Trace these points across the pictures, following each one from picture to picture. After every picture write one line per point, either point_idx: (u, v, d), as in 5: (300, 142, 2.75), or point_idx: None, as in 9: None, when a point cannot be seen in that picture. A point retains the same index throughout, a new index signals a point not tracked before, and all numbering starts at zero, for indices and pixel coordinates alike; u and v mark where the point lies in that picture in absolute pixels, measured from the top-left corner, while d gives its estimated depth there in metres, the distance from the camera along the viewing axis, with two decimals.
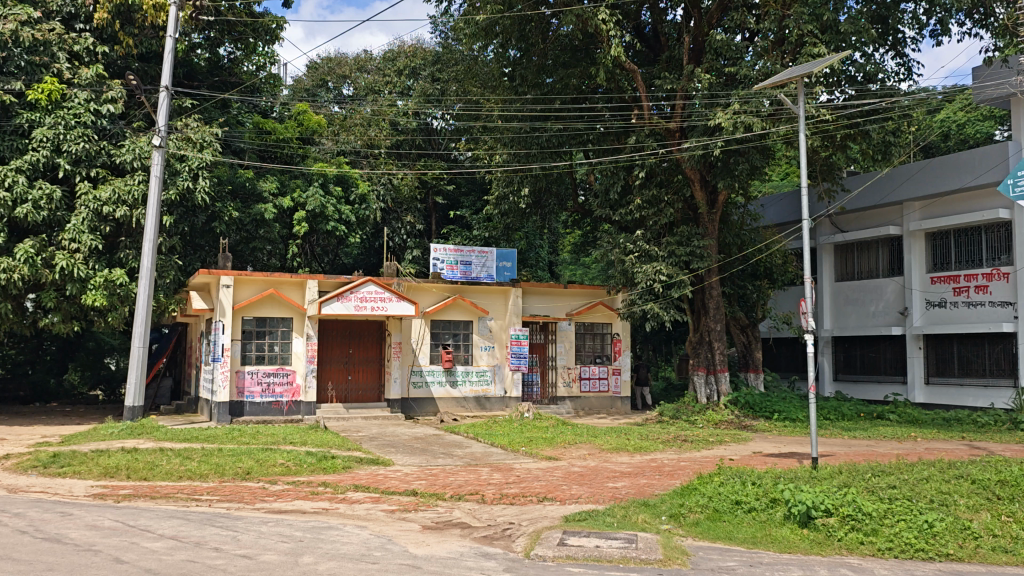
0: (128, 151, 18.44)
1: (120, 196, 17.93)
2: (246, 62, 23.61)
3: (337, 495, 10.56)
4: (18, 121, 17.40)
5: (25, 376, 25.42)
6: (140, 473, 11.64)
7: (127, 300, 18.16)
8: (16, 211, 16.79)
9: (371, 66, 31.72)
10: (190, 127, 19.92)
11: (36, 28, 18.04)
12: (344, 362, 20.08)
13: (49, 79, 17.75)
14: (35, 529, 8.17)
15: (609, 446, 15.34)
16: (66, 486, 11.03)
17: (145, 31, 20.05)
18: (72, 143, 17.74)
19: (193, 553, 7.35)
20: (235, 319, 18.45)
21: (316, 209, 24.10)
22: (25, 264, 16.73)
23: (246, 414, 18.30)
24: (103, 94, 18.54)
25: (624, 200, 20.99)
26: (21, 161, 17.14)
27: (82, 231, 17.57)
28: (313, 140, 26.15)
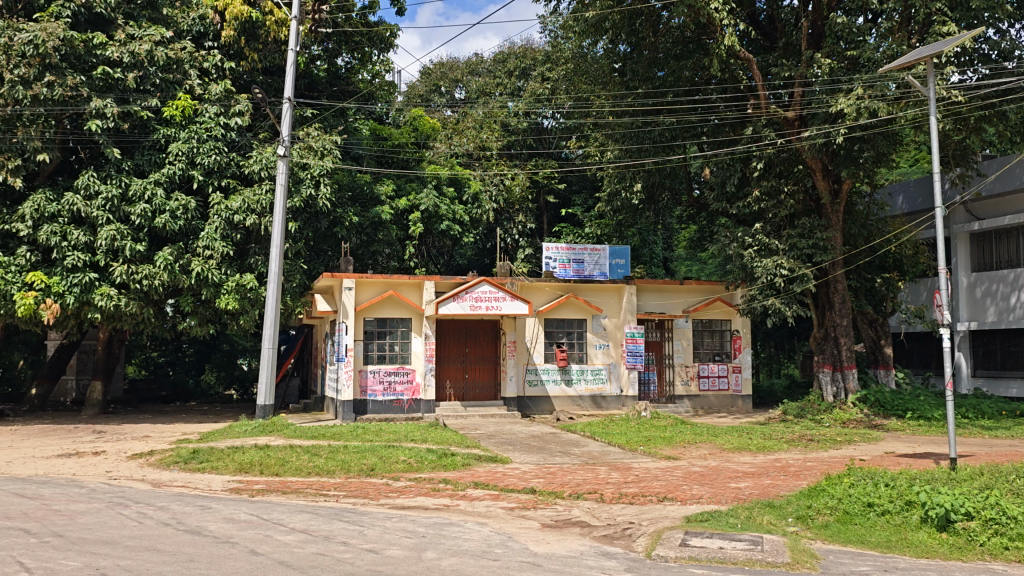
0: (256, 162, 19.28)
1: (249, 205, 18.82)
2: (362, 70, 24.32)
3: (458, 492, 10.74)
4: (156, 137, 18.56)
5: (167, 376, 27.13)
6: (272, 468, 12.19)
7: (257, 304, 19.02)
8: (156, 221, 17.87)
9: (482, 69, 32.37)
10: (311, 136, 20.74)
11: (169, 47, 19.00)
12: (461, 361, 20.38)
13: (183, 96, 18.81)
14: (177, 522, 8.67)
15: (731, 446, 14.98)
16: (205, 480, 11.66)
17: (268, 46, 20.72)
18: (205, 156, 18.70)
19: (322, 547, 7.63)
20: (357, 319, 19.06)
21: (430, 209, 24.42)
22: (165, 271, 17.79)
23: (369, 413, 18.89)
24: (231, 108, 19.41)
25: (742, 192, 20.31)
26: (160, 174, 18.26)
27: (214, 239, 18.47)
28: (428, 146, 26.70)
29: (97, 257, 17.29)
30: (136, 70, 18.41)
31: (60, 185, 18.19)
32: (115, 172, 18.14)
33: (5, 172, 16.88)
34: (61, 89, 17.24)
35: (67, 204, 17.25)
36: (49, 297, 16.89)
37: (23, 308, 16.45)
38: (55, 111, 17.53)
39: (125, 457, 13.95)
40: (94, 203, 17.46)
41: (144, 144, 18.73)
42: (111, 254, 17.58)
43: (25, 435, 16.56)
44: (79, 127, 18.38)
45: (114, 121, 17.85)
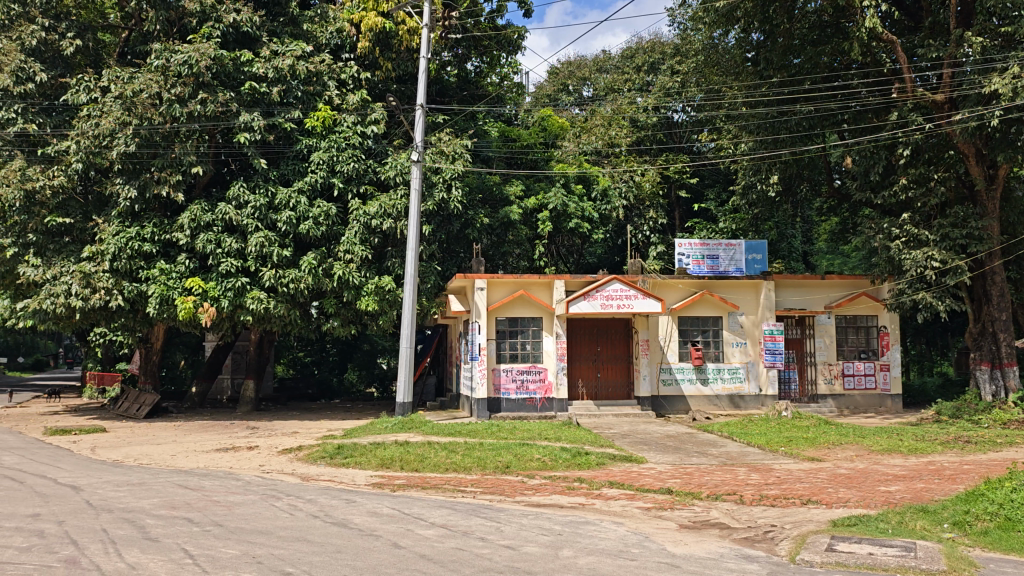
0: (391, 168, 19.90)
1: (386, 210, 19.40)
2: (491, 73, 24.70)
3: (593, 491, 10.73)
4: (300, 147, 19.49)
5: (312, 375, 28.52)
6: (412, 464, 12.57)
7: (395, 305, 19.66)
8: (300, 227, 18.77)
9: (609, 66, 32.48)
10: (443, 141, 21.22)
11: (309, 61, 19.82)
12: (593, 360, 20.33)
13: (323, 107, 19.63)
14: (326, 514, 9.08)
15: (879, 447, 14.29)
16: (349, 475, 12.13)
17: (402, 56, 21.23)
18: (344, 163, 19.41)
19: (462, 542, 7.81)
20: (490, 319, 19.38)
21: (559, 208, 24.47)
22: (309, 274, 18.64)
23: (503, 411, 19.17)
24: (368, 117, 20.15)
25: (887, 181, 19.28)
26: (303, 183, 19.16)
27: (354, 243, 19.17)
28: (557, 145, 26.76)
29: (248, 263, 18.33)
30: (280, 84, 19.38)
31: (214, 196, 19.38)
32: (263, 182, 19.17)
33: (167, 185, 18.18)
34: (212, 105, 18.37)
35: (220, 214, 18.39)
36: (206, 301, 18.06)
37: (184, 311, 17.67)
38: (208, 127, 18.70)
39: (276, 451, 14.72)
40: (244, 212, 18.51)
41: (288, 154, 19.70)
42: (261, 260, 18.59)
43: (187, 430, 17.76)
44: (230, 141, 19.55)
45: (261, 134, 18.86)
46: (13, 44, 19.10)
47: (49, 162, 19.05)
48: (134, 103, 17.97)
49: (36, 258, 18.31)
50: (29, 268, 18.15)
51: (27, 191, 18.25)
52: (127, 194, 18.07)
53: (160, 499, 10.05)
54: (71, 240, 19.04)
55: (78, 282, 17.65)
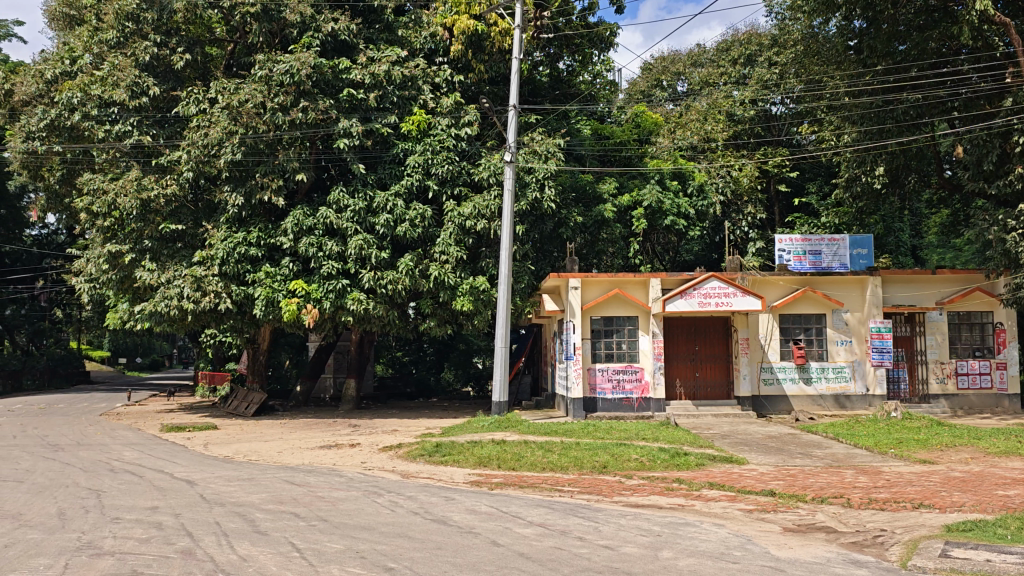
0: (485, 169, 20.04)
1: (480, 211, 19.56)
2: (583, 72, 24.73)
3: (693, 492, 10.57)
4: (396, 151, 19.88)
5: (410, 374, 29.03)
6: (509, 463, 12.64)
7: (489, 305, 19.83)
8: (398, 229, 19.11)
9: (704, 60, 32.17)
10: (536, 141, 21.27)
11: (404, 66, 20.13)
12: (692, 359, 20.00)
13: (418, 111, 19.92)
14: (426, 511, 9.23)
15: (997, 450, 13.55)
16: (448, 473, 12.30)
17: (494, 57, 21.34)
18: (439, 166, 19.68)
19: (560, 541, 7.80)
20: (585, 319, 19.32)
21: (654, 205, 24.11)
22: (407, 275, 18.97)
23: (599, 410, 19.08)
24: (461, 119, 20.31)
25: (1002, 170, 18.28)
26: (400, 186, 19.52)
27: (449, 244, 19.40)
28: (652, 141, 26.41)
29: (348, 265, 18.81)
30: (376, 90, 19.78)
31: (315, 201, 19.95)
32: (361, 186, 19.63)
33: (270, 192, 18.85)
34: (314, 112, 18.93)
35: (321, 218, 18.90)
36: (309, 302, 18.67)
37: (289, 313, 18.30)
38: (309, 134, 19.29)
39: (377, 449, 15.05)
40: (344, 216, 19.00)
41: (385, 158, 20.13)
42: (360, 262, 19.01)
43: (292, 428, 18.34)
44: (329, 147, 20.13)
45: (359, 139, 19.30)
46: (128, 60, 20.16)
47: (162, 172, 20.01)
48: (240, 113, 18.67)
49: (152, 263, 19.28)
50: (146, 272, 19.13)
51: (143, 200, 19.22)
52: (235, 201, 18.83)
53: (268, 493, 10.43)
54: (183, 245, 19.95)
55: (190, 285, 18.45)
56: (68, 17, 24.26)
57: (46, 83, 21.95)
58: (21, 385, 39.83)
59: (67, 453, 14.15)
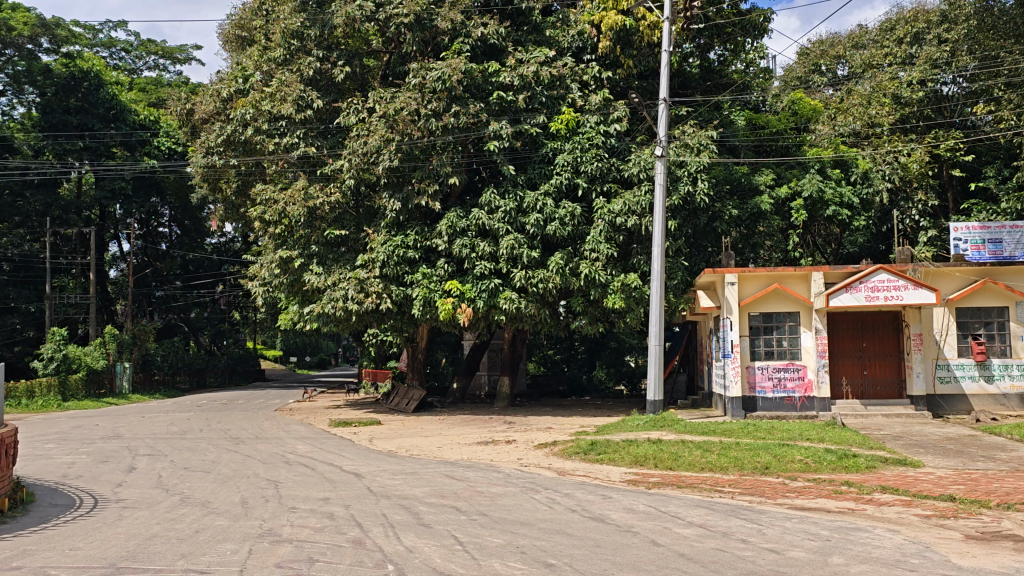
0: (635, 164, 19.79)
1: (630, 207, 19.37)
2: (735, 61, 24.24)
3: (863, 495, 10.05)
4: (545, 151, 20.06)
5: (563, 372, 29.14)
6: (666, 462, 12.47)
7: (642, 302, 19.68)
8: (548, 228, 19.23)
9: (866, 42, 30.58)
10: (687, 134, 20.85)
11: (553, 65, 20.22)
12: (859, 356, 18.98)
13: (567, 109, 19.96)
14: (584, 509, 9.25)
15: None
16: (605, 471, 12.30)
17: (643, 51, 21.05)
18: (588, 164, 19.65)
19: (722, 543, 7.62)
20: (742, 315, 18.75)
21: (814, 195, 22.91)
22: (558, 274, 19.10)
23: (759, 410, 18.52)
24: (610, 115, 20.21)
25: None
26: (549, 185, 19.66)
27: (599, 242, 19.33)
28: (810, 129, 25.32)
29: (501, 265, 19.14)
30: (525, 91, 20.01)
31: (468, 203, 20.45)
32: (512, 187, 19.95)
33: (426, 196, 19.48)
34: (465, 116, 19.41)
35: (473, 219, 19.32)
36: (463, 302, 19.15)
37: (444, 313, 18.87)
38: (461, 138, 19.81)
39: (532, 446, 15.24)
40: (495, 217, 19.34)
41: (535, 159, 20.37)
42: (512, 261, 19.28)
43: (450, 424, 18.86)
44: (481, 150, 20.56)
45: (509, 141, 19.59)
46: (294, 75, 21.39)
47: (326, 180, 21.06)
48: (396, 121, 19.35)
49: (319, 267, 20.33)
50: (313, 275, 20.21)
51: (309, 208, 20.33)
52: (393, 207, 19.58)
53: (431, 488, 10.77)
54: (346, 250, 20.90)
55: (353, 287, 19.33)
56: (240, 38, 26.03)
57: (222, 101, 23.62)
58: (206, 382, 43.06)
59: (247, 446, 15.19)
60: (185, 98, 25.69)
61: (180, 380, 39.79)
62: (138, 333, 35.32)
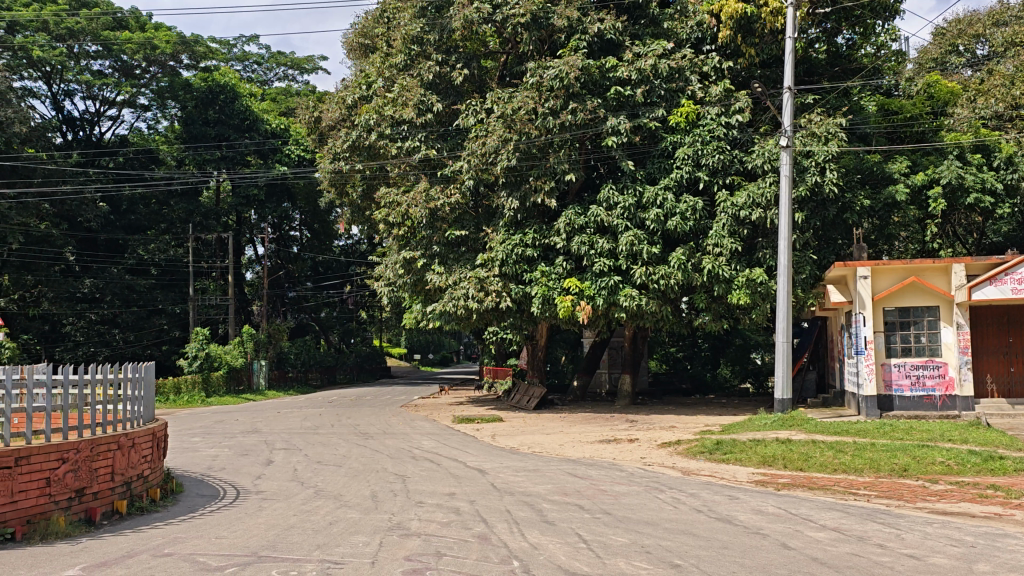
0: (759, 155, 19.21)
1: (754, 199, 18.83)
2: (865, 44, 23.61)
3: (1011, 500, 9.42)
4: (665, 145, 19.75)
5: (687, 370, 28.67)
6: (796, 463, 12.07)
7: (767, 297, 19.13)
8: (668, 224, 18.96)
9: (1010, 17, 28.60)
10: (814, 122, 20.07)
11: (671, 58, 19.85)
12: (1005, 352, 17.89)
13: (686, 102, 19.57)
14: (710, 509, 9.07)
15: None
16: (732, 471, 12.02)
17: (765, 39, 20.40)
18: (709, 156, 19.27)
19: (857, 547, 7.31)
20: (876, 310, 17.93)
21: (953, 183, 21.32)
22: (679, 270, 18.80)
23: (896, 409, 17.63)
24: (731, 106, 19.63)
25: None
26: (669, 180, 19.37)
27: (723, 236, 18.91)
28: (948, 113, 23.53)
29: (620, 262, 18.99)
30: (643, 85, 19.70)
31: (587, 199, 20.42)
32: (631, 182, 19.74)
33: (543, 194, 19.54)
34: (582, 114, 19.31)
35: (592, 216, 19.27)
36: (583, 300, 19.13)
37: (564, 310, 18.93)
38: (579, 135, 19.72)
39: (655, 445, 15.05)
40: (614, 213, 19.22)
41: (654, 153, 20.10)
42: (631, 258, 19.11)
43: (572, 421, 18.88)
44: (598, 146, 20.47)
45: (627, 136, 19.38)
46: (415, 80, 21.89)
47: (446, 182, 21.42)
48: (514, 120, 19.53)
49: (440, 267, 20.76)
50: (435, 275, 20.68)
51: (431, 209, 20.78)
52: (510, 205, 19.73)
53: (554, 485, 10.81)
54: (466, 250, 21.23)
55: (473, 286, 19.66)
56: (363, 46, 26.88)
57: (347, 108, 24.43)
58: (336, 379, 44.74)
59: (376, 441, 15.66)
60: (313, 107, 26.75)
61: (312, 377, 41.50)
62: (273, 333, 37.00)
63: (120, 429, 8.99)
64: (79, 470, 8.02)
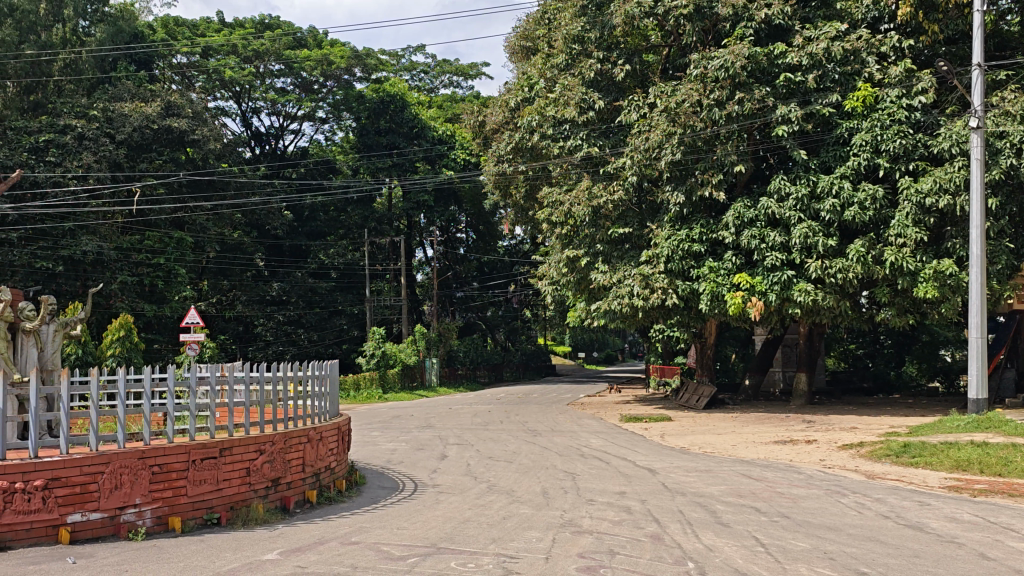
0: (945, 139, 17.85)
1: (942, 185, 17.52)
2: None
3: None
4: (840, 132, 18.79)
5: (867, 368, 27.16)
6: (994, 468, 11.14)
7: (959, 290, 17.77)
8: (845, 215, 18.03)
9: None
10: (1008, 99, 18.44)
11: (845, 40, 18.81)
12: None
13: (862, 85, 18.51)
14: (898, 515, 8.54)
15: None
16: (921, 476, 11.26)
17: (950, 14, 19.01)
18: (890, 142, 18.11)
19: None
20: None
21: None
22: (859, 263, 17.82)
23: None
24: (913, 87, 18.41)
25: None
26: (845, 168, 18.42)
27: (906, 226, 17.77)
28: None
29: (793, 255, 18.26)
30: (816, 70, 18.83)
31: (756, 191, 19.75)
32: (804, 172, 18.95)
33: (710, 187, 19.09)
34: (750, 103, 18.67)
35: (763, 209, 18.65)
36: (754, 296, 18.56)
37: (734, 307, 18.47)
38: (746, 125, 19.14)
39: (835, 446, 14.35)
40: (786, 205, 18.51)
41: (828, 141, 19.20)
42: (806, 251, 18.34)
43: (744, 421, 18.36)
44: (767, 136, 19.75)
45: (799, 124, 18.56)
46: (576, 79, 21.95)
47: (610, 179, 21.38)
48: (678, 114, 19.18)
49: (604, 265, 20.72)
50: (599, 273, 20.66)
51: (594, 207, 20.79)
52: (676, 200, 19.43)
53: (728, 486, 10.54)
54: (630, 247, 21.02)
55: (639, 283, 19.53)
56: (525, 48, 27.29)
57: (510, 111, 24.85)
58: (503, 377, 45.61)
59: (545, 439, 15.84)
60: (477, 111, 27.37)
61: (480, 374, 42.57)
62: (443, 332, 38.20)
63: (308, 423, 9.59)
64: (274, 461, 8.62)
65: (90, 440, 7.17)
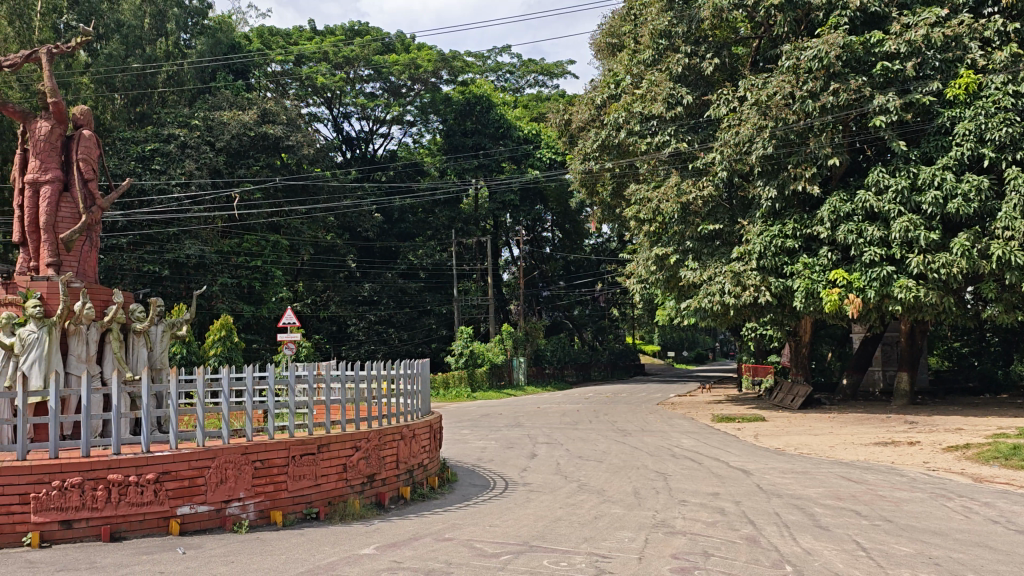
0: None
1: None
2: None
3: None
4: (941, 121, 18.04)
5: (973, 368, 26.00)
6: None
7: None
8: (948, 207, 17.18)
9: None
10: None
11: (945, 25, 18.08)
12: None
13: (965, 72, 17.77)
14: (1009, 520, 8.14)
15: None
16: None
17: None
18: (995, 130, 17.21)
19: None
20: None
21: None
22: (963, 257, 17.07)
23: None
24: (1020, 73, 17.51)
25: None
26: (947, 159, 17.64)
27: (1014, 218, 16.90)
28: None
29: (893, 250, 17.60)
30: (915, 58, 18.09)
31: (851, 184, 19.12)
32: (903, 164, 18.27)
33: (803, 181, 18.60)
34: (845, 94, 18.09)
35: (860, 202, 18.05)
36: (852, 292, 18.01)
37: (830, 305, 17.96)
38: (841, 117, 18.53)
39: (940, 448, 13.79)
40: (885, 198, 17.87)
41: (929, 131, 18.44)
42: (906, 245, 17.66)
43: (842, 421, 17.84)
44: (864, 127, 19.12)
45: (898, 114, 17.87)
46: (663, 74, 21.71)
47: (699, 175, 21.07)
48: (770, 107, 18.86)
49: (694, 262, 20.38)
50: (689, 271, 20.36)
51: (683, 203, 20.50)
52: (768, 195, 19.01)
53: (826, 488, 10.24)
54: (721, 244, 20.70)
55: (730, 280, 19.19)
56: (611, 45, 27.18)
57: (596, 108, 24.71)
58: (591, 375, 45.47)
59: (635, 438, 15.72)
60: (563, 110, 27.35)
61: (567, 373, 42.55)
62: (531, 330, 38.35)
63: (401, 421, 9.75)
64: (370, 458, 8.80)
65: (198, 436, 7.46)
